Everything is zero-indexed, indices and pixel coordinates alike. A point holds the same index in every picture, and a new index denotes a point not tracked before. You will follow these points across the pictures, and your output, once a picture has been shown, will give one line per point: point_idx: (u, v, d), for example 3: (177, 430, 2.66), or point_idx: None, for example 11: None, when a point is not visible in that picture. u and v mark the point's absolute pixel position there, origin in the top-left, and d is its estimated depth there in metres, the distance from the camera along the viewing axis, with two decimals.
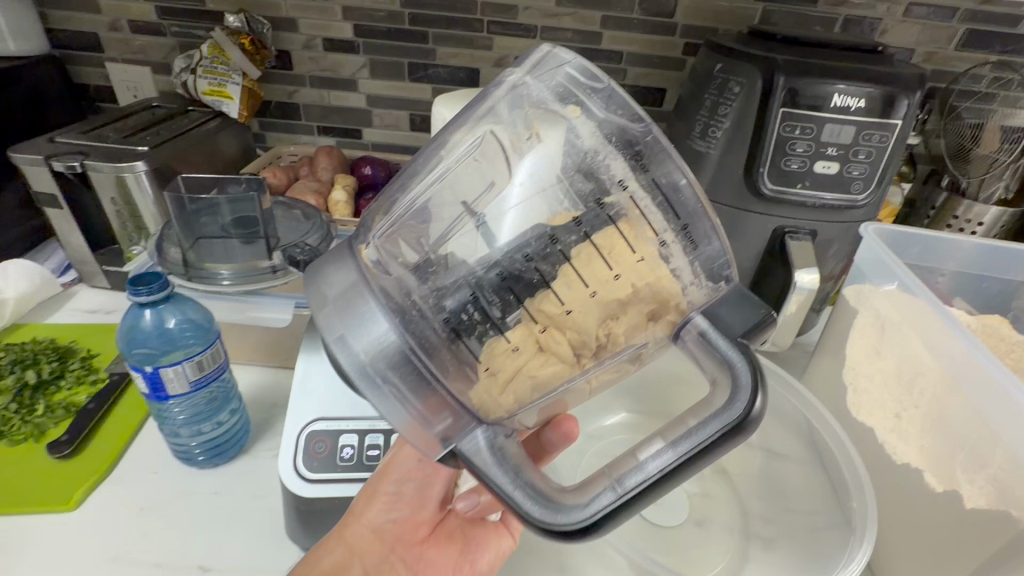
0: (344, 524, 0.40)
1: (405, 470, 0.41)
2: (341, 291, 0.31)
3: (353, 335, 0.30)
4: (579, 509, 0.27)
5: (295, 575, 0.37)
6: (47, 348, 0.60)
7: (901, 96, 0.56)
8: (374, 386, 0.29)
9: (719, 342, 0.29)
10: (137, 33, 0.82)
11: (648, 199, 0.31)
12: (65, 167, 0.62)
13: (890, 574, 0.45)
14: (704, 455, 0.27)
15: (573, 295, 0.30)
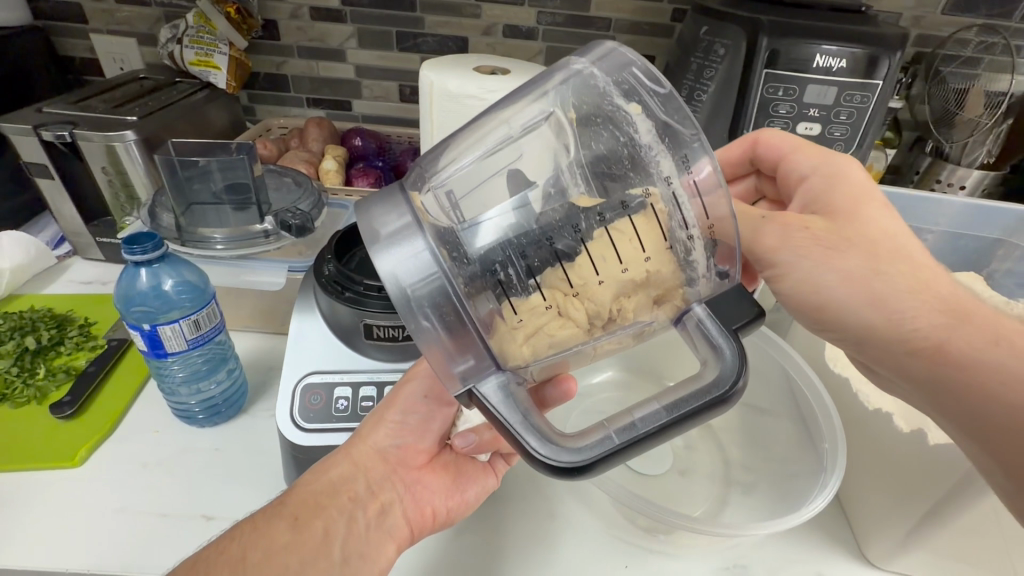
0: (351, 443, 0.42)
1: (411, 398, 0.42)
2: (394, 226, 0.33)
3: (397, 265, 0.31)
4: (576, 450, 0.28)
5: (302, 484, 0.39)
6: (45, 316, 0.61)
7: (882, 56, 0.56)
8: (414, 315, 0.31)
9: (715, 330, 0.32)
10: (122, 4, 0.82)
11: (682, 196, 0.34)
12: (54, 136, 0.62)
13: (857, 513, 0.48)
14: (687, 423, 0.29)
15: (605, 269, 0.32)
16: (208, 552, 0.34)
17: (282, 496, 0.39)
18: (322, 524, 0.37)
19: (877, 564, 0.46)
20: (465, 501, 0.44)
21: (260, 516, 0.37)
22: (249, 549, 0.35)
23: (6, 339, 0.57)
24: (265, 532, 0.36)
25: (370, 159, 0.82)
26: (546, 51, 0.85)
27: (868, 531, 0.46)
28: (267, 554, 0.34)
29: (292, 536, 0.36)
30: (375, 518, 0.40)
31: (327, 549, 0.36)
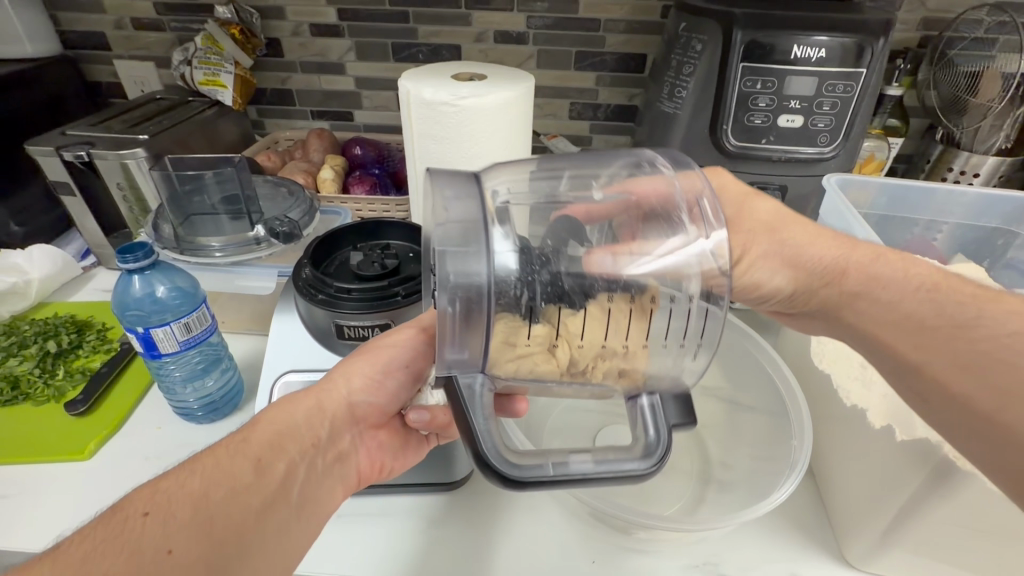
0: (322, 389, 0.41)
1: (391, 362, 0.42)
2: (466, 212, 0.34)
3: (451, 252, 0.32)
4: (514, 466, 0.33)
5: (262, 419, 0.38)
6: (67, 321, 0.66)
7: (865, 44, 0.55)
8: (448, 298, 0.32)
9: (657, 420, 0.36)
10: (140, 30, 0.87)
11: (691, 317, 0.37)
12: (74, 156, 0.68)
13: (837, 513, 0.47)
14: (610, 481, 0.34)
15: (611, 338, 0.37)
16: (164, 483, 0.32)
17: (244, 432, 0.36)
18: (287, 465, 0.35)
19: (856, 566, 0.45)
20: (407, 463, 0.46)
21: (221, 450, 0.34)
22: (211, 489, 0.32)
23: (32, 343, 0.63)
24: (227, 470, 0.33)
25: (367, 167, 0.85)
26: (537, 55, 0.86)
27: (846, 531, 0.45)
28: (229, 491, 0.32)
29: (257, 476, 0.34)
30: (333, 465, 0.39)
31: (289, 493, 0.35)
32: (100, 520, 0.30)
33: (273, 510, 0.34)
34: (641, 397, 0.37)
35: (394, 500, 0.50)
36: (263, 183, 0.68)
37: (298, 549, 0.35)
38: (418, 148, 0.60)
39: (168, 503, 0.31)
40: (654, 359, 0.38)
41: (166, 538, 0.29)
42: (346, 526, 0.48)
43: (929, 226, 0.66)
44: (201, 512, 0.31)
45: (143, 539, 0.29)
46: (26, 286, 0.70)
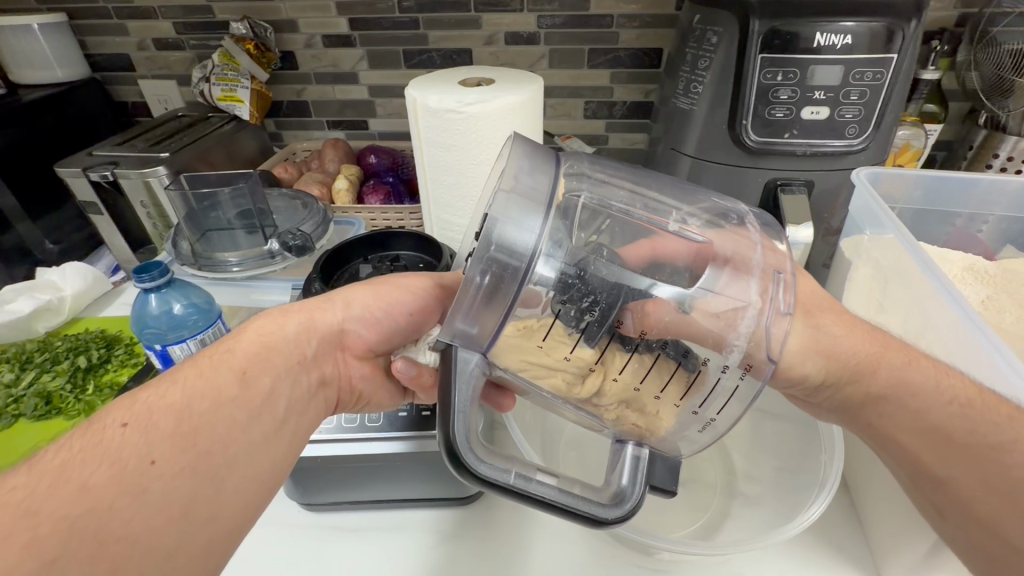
0: (316, 309, 0.41)
1: (395, 303, 0.43)
2: (538, 189, 0.32)
3: (508, 225, 0.30)
4: (480, 463, 0.32)
5: (244, 332, 0.37)
6: (97, 336, 0.68)
7: (896, 27, 0.52)
8: (480, 267, 0.30)
9: (638, 475, 0.35)
10: (162, 50, 0.90)
11: (715, 386, 0.36)
12: (100, 176, 0.70)
13: (877, 531, 0.44)
14: (567, 514, 0.33)
15: (634, 374, 0.36)
16: (143, 393, 0.31)
17: (230, 344, 0.36)
18: (273, 379, 0.35)
19: None
20: (381, 404, 0.46)
21: (206, 360, 0.34)
22: (195, 398, 0.31)
23: (64, 359, 0.65)
24: (213, 380, 0.33)
25: (381, 176, 0.84)
26: (549, 54, 0.84)
27: (885, 550, 0.42)
28: (213, 402, 0.32)
29: (243, 389, 0.33)
30: (316, 385, 0.39)
31: (275, 405, 0.35)
32: (78, 431, 0.29)
33: (260, 421, 0.33)
34: (633, 447, 0.37)
35: (408, 513, 0.50)
36: (277, 196, 0.69)
37: (286, 461, 0.34)
38: (427, 157, 0.59)
39: (149, 413, 0.30)
40: (670, 421, 0.37)
41: (148, 447, 0.28)
42: (360, 541, 0.48)
43: (972, 218, 0.61)
44: (185, 422, 0.30)
45: (125, 447, 0.28)
46: (60, 302, 0.73)
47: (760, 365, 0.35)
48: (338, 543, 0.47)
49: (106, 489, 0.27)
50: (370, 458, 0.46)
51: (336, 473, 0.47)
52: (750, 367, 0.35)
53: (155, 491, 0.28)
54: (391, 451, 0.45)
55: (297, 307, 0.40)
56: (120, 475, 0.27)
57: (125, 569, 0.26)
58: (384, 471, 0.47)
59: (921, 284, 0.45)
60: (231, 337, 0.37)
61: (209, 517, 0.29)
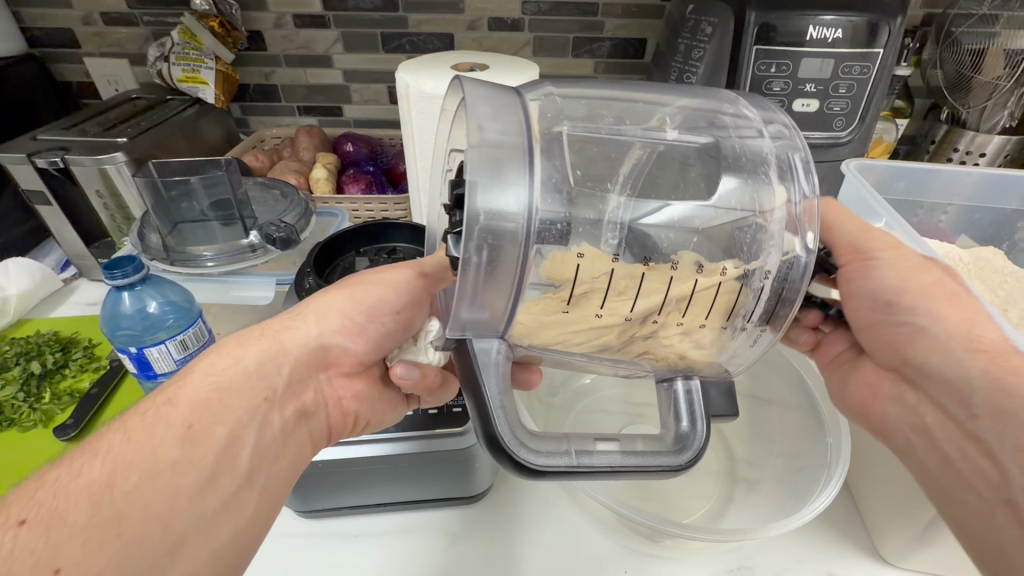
0: (282, 331, 0.38)
1: (374, 289, 0.41)
2: (510, 130, 0.28)
3: (487, 186, 0.26)
4: (537, 453, 0.32)
5: (194, 376, 0.33)
6: (52, 340, 0.62)
7: (881, 23, 0.53)
8: (476, 249, 0.27)
9: (695, 409, 0.36)
10: (112, 26, 0.82)
11: (754, 300, 0.34)
12: (48, 163, 0.63)
13: (873, 512, 0.45)
14: (639, 473, 0.33)
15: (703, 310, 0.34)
16: (55, 477, 0.27)
17: (171, 392, 0.32)
18: (229, 429, 0.31)
19: (893, 563, 0.44)
20: (384, 420, 0.43)
21: (138, 420, 0.30)
22: (119, 474, 0.27)
23: (15, 365, 0.59)
24: (146, 442, 0.29)
25: (361, 164, 0.81)
26: (533, 42, 0.83)
27: (882, 529, 0.44)
28: (147, 473, 0.28)
29: (188, 448, 0.29)
30: (292, 419, 0.36)
31: (234, 459, 0.31)
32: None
33: (214, 485, 0.30)
34: (682, 381, 0.37)
35: (411, 517, 0.48)
36: (251, 184, 0.64)
37: (250, 529, 0.31)
38: (418, 145, 0.57)
39: (56, 504, 0.25)
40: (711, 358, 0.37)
41: (53, 551, 0.24)
42: (364, 547, 0.45)
43: (934, 208, 0.64)
44: (104, 507, 0.26)
45: (16, 553, 0.24)
46: (4, 302, 0.66)
47: (801, 262, 0.33)
48: (339, 551, 0.45)
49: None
50: (377, 460, 0.43)
51: (337, 478, 0.44)
52: (795, 266, 0.34)
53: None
54: (397, 452, 0.43)
55: (261, 325, 0.38)
56: None
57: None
58: (388, 473, 0.45)
59: None
60: (175, 380, 0.33)
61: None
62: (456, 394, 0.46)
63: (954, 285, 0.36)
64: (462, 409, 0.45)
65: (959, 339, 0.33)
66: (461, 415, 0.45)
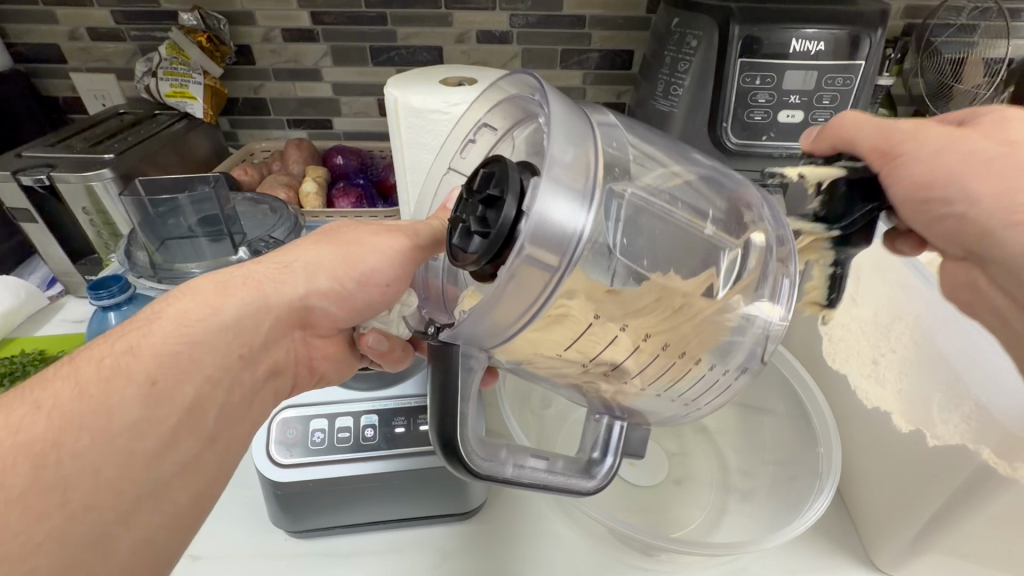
0: (264, 285, 0.35)
1: (374, 262, 0.36)
2: (578, 172, 0.27)
3: (544, 224, 0.25)
4: (480, 459, 0.33)
5: (158, 324, 0.31)
6: (36, 359, 0.61)
7: (862, 35, 0.54)
8: (510, 275, 0.26)
9: (615, 445, 0.39)
10: (98, 41, 0.82)
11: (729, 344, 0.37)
12: (33, 181, 0.63)
13: (866, 522, 0.46)
14: (557, 490, 0.36)
15: (691, 336, 0.35)
16: (6, 422, 0.26)
17: (137, 337, 0.30)
18: (196, 389, 0.31)
19: (887, 571, 0.44)
20: (341, 376, 0.44)
21: (100, 370, 0.29)
22: (68, 435, 0.27)
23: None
24: (104, 399, 0.28)
25: (351, 177, 0.81)
26: (522, 53, 0.83)
27: (875, 537, 0.44)
28: (101, 435, 0.27)
29: (147, 413, 0.29)
30: (263, 376, 0.36)
31: (197, 423, 0.31)
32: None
33: (175, 447, 0.30)
34: (609, 419, 0.39)
35: (404, 534, 0.47)
36: (239, 199, 0.64)
37: (208, 494, 0.32)
38: (408, 159, 0.57)
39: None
40: (636, 400, 0.38)
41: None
42: (355, 566, 0.45)
43: None
44: (49, 472, 0.26)
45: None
46: None
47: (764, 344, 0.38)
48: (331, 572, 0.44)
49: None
50: (368, 478, 0.43)
51: (328, 498, 0.44)
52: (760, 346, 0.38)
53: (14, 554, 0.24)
54: (389, 470, 0.43)
55: (251, 279, 0.35)
56: None
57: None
58: (379, 491, 0.44)
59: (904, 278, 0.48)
60: (141, 324, 0.31)
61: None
62: None
63: (988, 147, 0.34)
64: None
65: (1000, 217, 0.33)
66: None
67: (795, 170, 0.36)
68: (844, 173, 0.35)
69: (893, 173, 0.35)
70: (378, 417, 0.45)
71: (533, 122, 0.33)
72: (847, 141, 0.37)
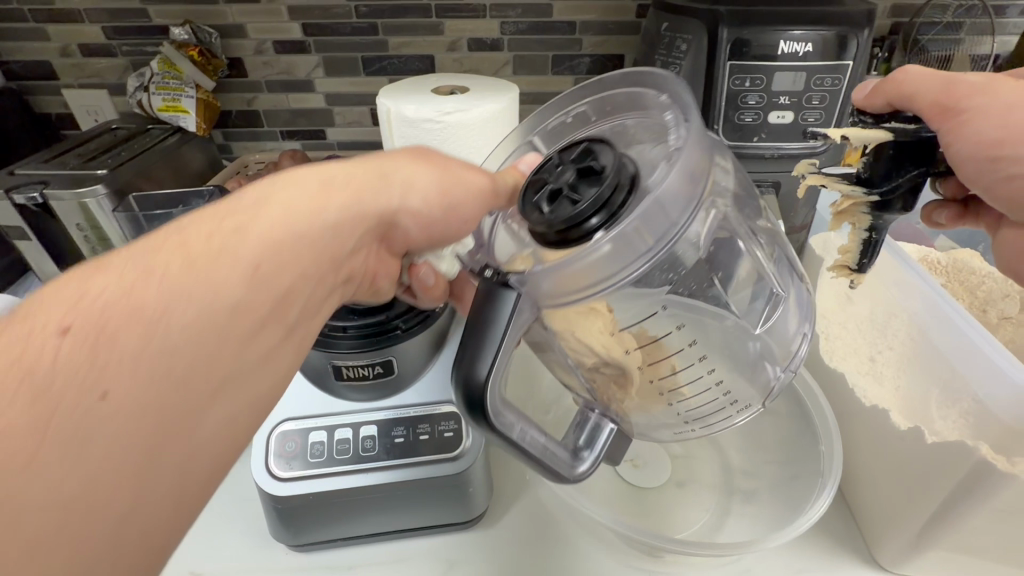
0: (369, 188, 0.34)
1: (462, 202, 0.36)
2: (691, 178, 0.30)
3: (643, 218, 0.29)
4: (495, 412, 0.32)
5: (267, 208, 0.30)
6: None
7: (849, 36, 0.55)
8: (597, 247, 0.29)
9: (602, 447, 0.39)
10: (90, 57, 0.82)
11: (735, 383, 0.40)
12: (26, 199, 0.63)
13: (867, 519, 0.46)
14: (539, 464, 0.36)
15: (704, 366, 0.39)
16: (105, 287, 0.25)
17: (246, 216, 0.29)
18: (295, 279, 0.29)
19: (890, 569, 0.44)
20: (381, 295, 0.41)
21: (207, 245, 0.27)
22: (170, 304, 0.25)
23: None
24: (205, 279, 0.26)
25: None
26: (513, 60, 0.83)
27: (878, 535, 0.44)
28: (204, 308, 0.26)
29: (246, 293, 0.27)
30: (341, 282, 0.35)
31: (285, 312, 0.29)
32: (13, 319, 0.23)
33: (263, 332, 0.28)
34: (607, 421, 0.39)
35: (405, 545, 0.47)
36: None
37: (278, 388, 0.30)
38: None
39: (98, 316, 0.23)
40: (634, 412, 0.40)
41: (94, 378, 0.23)
42: None
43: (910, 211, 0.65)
44: (157, 337, 0.24)
45: (58, 369, 0.22)
46: None
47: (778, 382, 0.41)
48: None
49: (35, 445, 0.21)
50: (369, 489, 0.43)
51: (329, 511, 0.44)
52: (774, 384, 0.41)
53: (103, 438, 0.23)
54: (389, 480, 0.43)
55: (358, 178, 0.34)
56: (50, 410, 0.22)
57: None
58: (380, 502, 0.44)
59: (898, 275, 0.49)
60: (247, 210, 0.29)
61: (171, 489, 0.25)
62: (447, 419, 0.45)
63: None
64: (453, 434, 0.45)
65: None
66: (453, 440, 0.45)
67: (841, 132, 0.37)
68: (889, 137, 0.36)
69: (956, 131, 0.35)
70: (377, 428, 0.45)
71: (649, 114, 0.37)
72: (904, 98, 0.38)
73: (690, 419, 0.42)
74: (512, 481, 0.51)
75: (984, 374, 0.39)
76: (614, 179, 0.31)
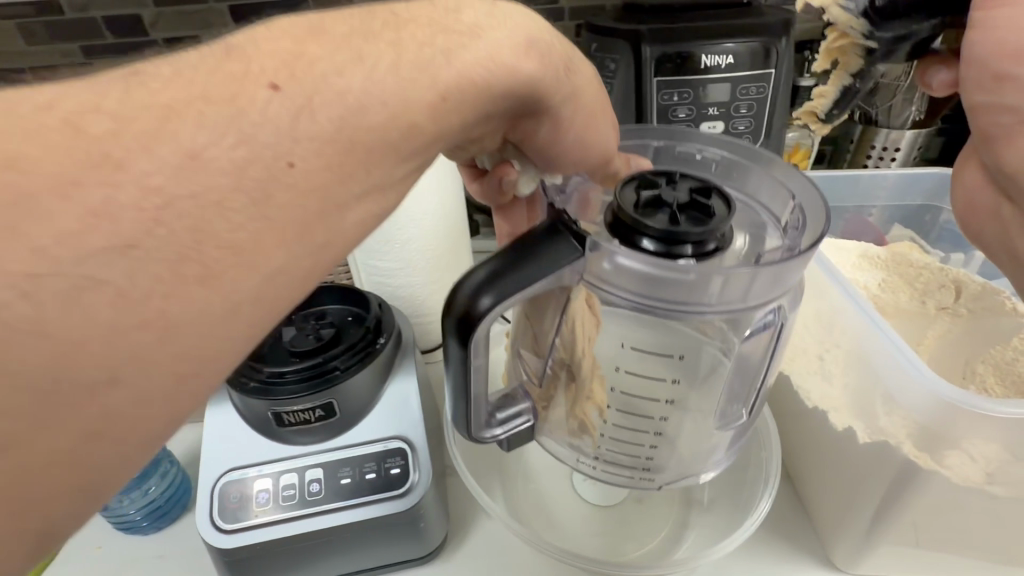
0: (569, 73, 0.34)
1: (599, 144, 0.38)
2: (779, 281, 0.35)
3: (728, 283, 0.34)
4: (478, 344, 0.35)
5: (462, 55, 0.29)
6: None
7: (767, 45, 0.57)
8: (681, 268, 0.33)
9: (513, 430, 0.42)
10: None
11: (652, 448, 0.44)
12: None
13: (819, 519, 0.46)
14: (466, 408, 0.39)
15: (632, 418, 0.43)
16: (317, 57, 0.26)
17: (439, 53, 0.28)
18: (451, 138, 0.30)
19: (844, 569, 0.44)
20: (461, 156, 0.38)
21: (410, 57, 0.28)
22: (334, 114, 0.25)
23: None
24: (402, 90, 0.27)
25: None
26: None
27: (830, 535, 0.45)
28: (355, 147, 0.26)
29: (400, 140, 0.27)
30: (469, 144, 0.34)
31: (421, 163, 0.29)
32: (231, 54, 0.26)
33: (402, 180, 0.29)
34: (529, 418, 0.43)
35: None
36: None
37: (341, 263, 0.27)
38: None
39: (302, 120, 0.24)
40: (563, 420, 0.44)
41: (285, 143, 0.24)
42: None
43: (861, 207, 0.64)
44: (341, 136, 0.25)
45: (265, 116, 0.24)
46: None
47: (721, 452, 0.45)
48: None
49: (226, 186, 0.23)
50: (318, 533, 0.43)
51: (280, 559, 0.43)
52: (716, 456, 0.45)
53: (282, 200, 0.24)
54: (337, 523, 0.43)
55: (552, 53, 0.33)
56: (253, 172, 0.23)
57: (154, 357, 0.22)
58: (332, 545, 0.44)
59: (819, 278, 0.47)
60: (444, 42, 0.29)
61: (304, 286, 0.26)
62: (395, 454, 0.45)
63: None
64: (401, 470, 0.45)
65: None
66: (401, 475, 0.45)
67: None
68: None
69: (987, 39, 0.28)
70: (323, 470, 0.44)
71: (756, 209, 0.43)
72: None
73: (605, 454, 0.45)
74: (472, 510, 0.51)
75: (898, 375, 0.38)
76: (715, 231, 0.34)
